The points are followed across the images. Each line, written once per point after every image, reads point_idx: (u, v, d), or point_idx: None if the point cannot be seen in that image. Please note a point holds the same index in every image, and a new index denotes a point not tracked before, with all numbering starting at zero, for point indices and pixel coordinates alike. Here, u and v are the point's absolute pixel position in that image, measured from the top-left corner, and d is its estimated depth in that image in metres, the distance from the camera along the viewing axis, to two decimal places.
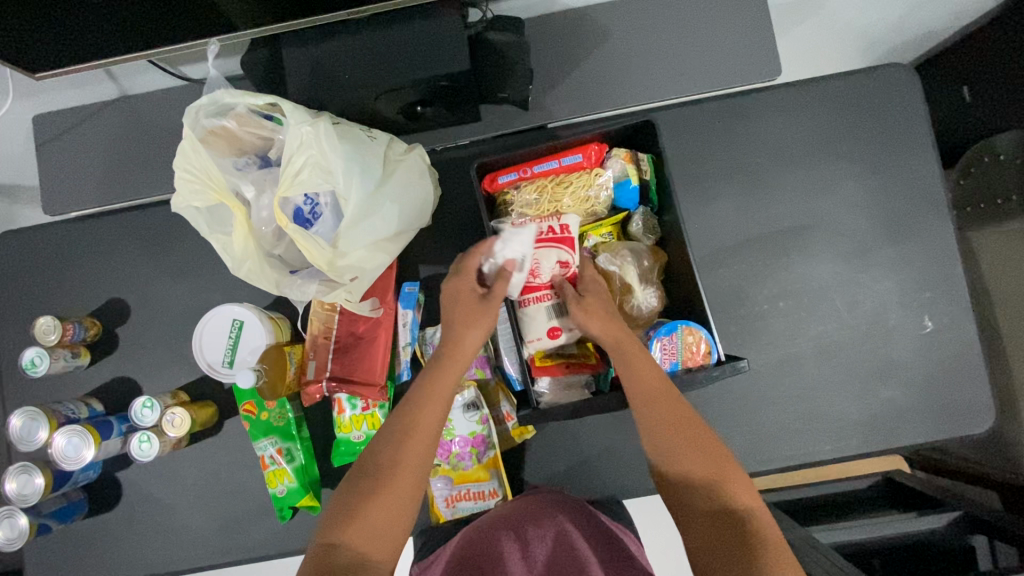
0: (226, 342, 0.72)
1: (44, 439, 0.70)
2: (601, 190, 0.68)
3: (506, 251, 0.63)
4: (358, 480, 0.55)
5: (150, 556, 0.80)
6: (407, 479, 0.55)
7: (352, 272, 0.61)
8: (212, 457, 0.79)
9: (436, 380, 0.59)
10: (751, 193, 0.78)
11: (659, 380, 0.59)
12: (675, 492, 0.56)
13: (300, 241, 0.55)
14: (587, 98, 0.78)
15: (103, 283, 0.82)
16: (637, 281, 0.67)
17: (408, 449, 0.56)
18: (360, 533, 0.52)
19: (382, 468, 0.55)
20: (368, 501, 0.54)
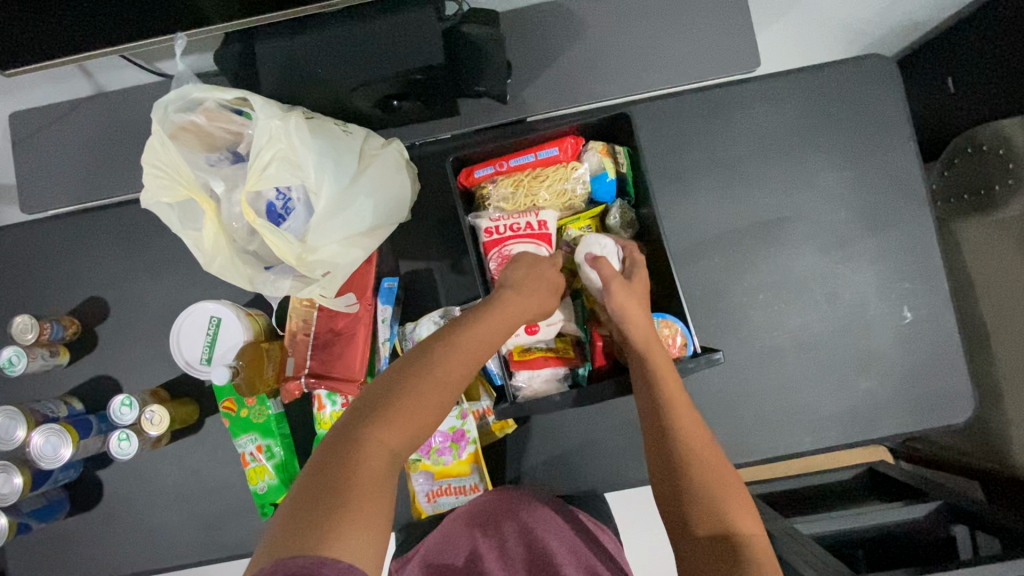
0: (203, 339, 0.72)
1: (24, 438, 0.69)
2: (577, 183, 0.68)
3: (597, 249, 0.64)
4: (399, 380, 0.54)
5: (132, 555, 0.80)
6: (448, 394, 0.54)
7: (323, 267, 0.60)
8: (193, 455, 0.79)
9: (496, 313, 0.58)
10: (730, 185, 0.78)
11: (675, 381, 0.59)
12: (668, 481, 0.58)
13: (267, 235, 0.55)
14: (566, 92, 0.78)
15: (82, 282, 0.81)
16: None
17: (456, 377, 0.55)
18: (393, 430, 0.50)
19: (428, 374, 0.54)
20: (407, 409, 0.52)
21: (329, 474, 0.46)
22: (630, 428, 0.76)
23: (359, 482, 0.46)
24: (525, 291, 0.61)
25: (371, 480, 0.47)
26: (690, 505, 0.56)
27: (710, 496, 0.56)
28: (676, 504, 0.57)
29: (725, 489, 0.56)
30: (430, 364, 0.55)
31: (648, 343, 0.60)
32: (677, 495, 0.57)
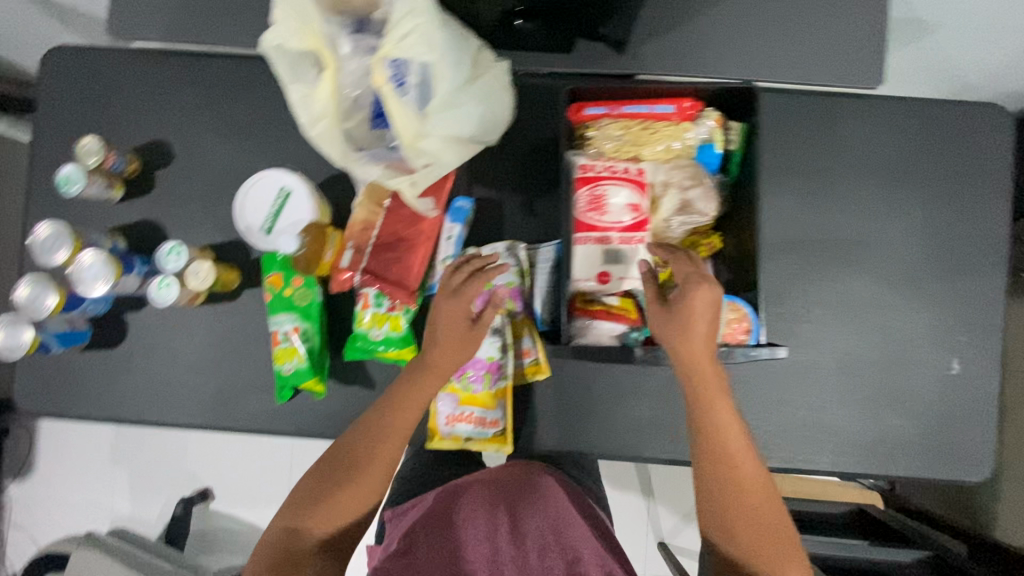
0: (268, 207, 0.70)
1: (63, 260, 0.69)
2: (684, 146, 0.65)
3: (619, 199, 0.62)
4: (327, 466, 0.67)
5: (141, 403, 0.79)
6: (379, 469, 0.67)
7: (426, 158, 0.60)
8: (224, 322, 0.79)
9: (418, 389, 0.68)
10: (819, 196, 0.77)
11: (735, 423, 0.61)
12: (734, 515, 0.60)
13: (389, 102, 0.57)
14: (684, 58, 0.76)
15: (153, 123, 0.79)
16: (671, 211, 0.64)
17: (380, 441, 0.67)
18: (321, 520, 0.65)
19: (352, 460, 0.66)
20: (330, 497, 0.65)
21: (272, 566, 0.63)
22: (659, 405, 0.76)
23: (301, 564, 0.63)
24: (443, 352, 0.67)
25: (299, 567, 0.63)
26: (746, 552, 0.60)
27: (756, 543, 0.60)
28: (749, 537, 0.60)
29: (772, 543, 0.59)
30: (366, 426, 0.67)
31: (703, 373, 0.60)
32: (739, 534, 0.60)
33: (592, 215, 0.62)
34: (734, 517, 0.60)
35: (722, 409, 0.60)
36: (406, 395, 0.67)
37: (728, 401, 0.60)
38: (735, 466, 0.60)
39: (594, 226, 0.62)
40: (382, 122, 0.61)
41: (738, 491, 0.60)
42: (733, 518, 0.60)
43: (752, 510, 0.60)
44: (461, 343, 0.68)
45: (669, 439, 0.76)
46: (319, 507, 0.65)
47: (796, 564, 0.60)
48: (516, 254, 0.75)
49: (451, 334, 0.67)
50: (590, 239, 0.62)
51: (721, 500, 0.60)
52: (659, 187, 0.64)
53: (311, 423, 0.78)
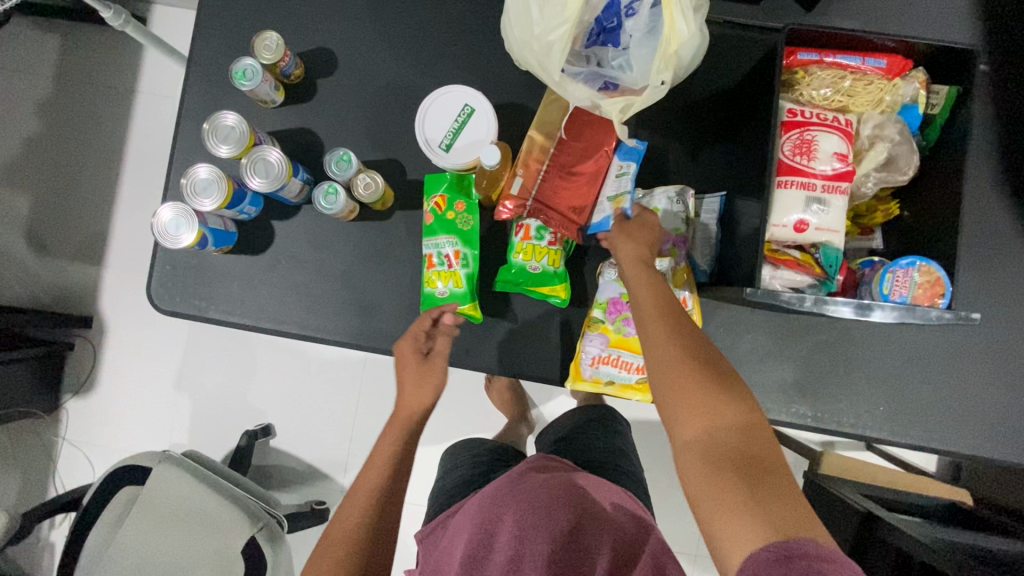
0: (451, 123, 0.69)
1: (232, 153, 0.68)
2: (892, 103, 0.64)
3: (826, 147, 0.62)
4: (321, 544, 0.64)
5: (277, 313, 0.78)
6: (355, 507, 0.66)
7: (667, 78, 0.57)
8: (372, 240, 0.77)
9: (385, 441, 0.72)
10: (996, 175, 0.74)
11: (659, 300, 0.61)
12: (702, 400, 0.54)
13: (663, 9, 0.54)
14: (874, 18, 0.74)
15: (318, 29, 0.77)
16: (872, 164, 0.64)
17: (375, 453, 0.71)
18: (316, 572, 0.61)
19: (339, 518, 0.65)
20: (322, 544, 0.64)
21: None
22: (799, 368, 0.77)
23: None
24: (409, 396, 0.73)
25: None
26: (745, 442, 0.52)
27: (704, 410, 0.54)
28: (722, 426, 0.53)
29: (745, 424, 0.53)
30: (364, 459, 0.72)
31: (637, 270, 0.64)
32: (703, 415, 0.54)
33: (800, 158, 0.62)
34: (681, 395, 0.55)
35: (645, 290, 0.62)
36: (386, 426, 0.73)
37: (659, 292, 0.62)
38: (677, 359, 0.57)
39: (800, 170, 0.62)
40: (605, 40, 0.60)
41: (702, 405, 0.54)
42: (700, 402, 0.54)
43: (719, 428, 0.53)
44: (430, 370, 0.73)
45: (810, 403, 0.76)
46: (318, 555, 0.63)
47: (734, 413, 0.53)
48: (686, 201, 0.73)
49: (415, 371, 0.73)
50: (794, 184, 0.62)
51: (678, 393, 0.56)
52: (864, 141, 0.64)
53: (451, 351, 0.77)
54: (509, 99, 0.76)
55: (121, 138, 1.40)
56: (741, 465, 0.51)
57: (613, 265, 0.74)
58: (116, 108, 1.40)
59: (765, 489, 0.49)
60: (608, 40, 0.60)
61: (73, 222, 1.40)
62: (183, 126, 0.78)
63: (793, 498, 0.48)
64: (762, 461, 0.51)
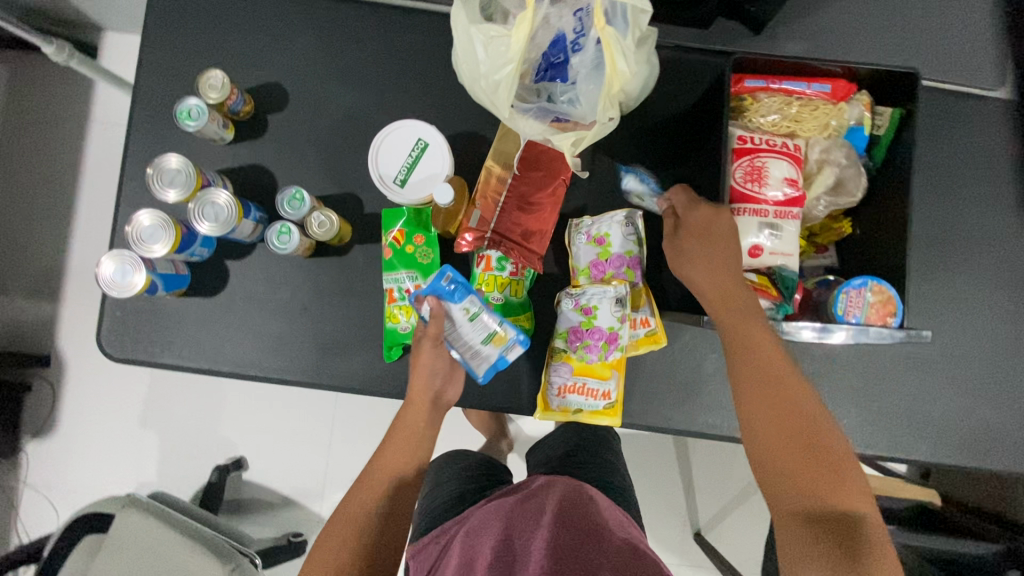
0: (405, 157, 0.68)
1: (178, 197, 0.66)
2: (838, 126, 0.65)
3: (777, 172, 0.63)
4: (327, 529, 0.65)
5: (237, 354, 0.76)
6: (365, 495, 0.66)
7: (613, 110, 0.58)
8: (331, 276, 0.76)
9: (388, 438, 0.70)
10: (944, 190, 0.77)
11: (775, 356, 0.60)
12: (813, 477, 0.56)
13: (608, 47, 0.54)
14: (820, 44, 0.75)
15: (269, 64, 0.76)
16: (820, 188, 0.65)
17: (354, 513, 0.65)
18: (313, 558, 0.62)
19: (351, 500, 0.66)
20: (325, 534, 0.64)
21: None
22: None
23: None
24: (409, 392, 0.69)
25: None
26: (846, 536, 0.52)
27: (818, 479, 0.55)
28: (805, 480, 0.56)
29: (833, 474, 0.56)
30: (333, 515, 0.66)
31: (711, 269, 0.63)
32: (787, 484, 0.56)
33: (751, 185, 0.62)
34: (808, 469, 0.56)
35: (750, 329, 0.60)
36: (368, 482, 0.67)
37: (767, 334, 0.60)
38: (785, 406, 0.59)
39: (751, 196, 0.63)
40: (553, 75, 0.59)
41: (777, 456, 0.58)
42: (812, 478, 0.56)
43: (776, 473, 0.57)
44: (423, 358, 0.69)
45: None
46: (318, 546, 0.64)
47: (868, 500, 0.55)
48: (636, 223, 0.74)
49: (421, 373, 0.69)
50: (746, 210, 0.63)
51: (812, 458, 0.56)
52: (812, 165, 0.65)
53: None
54: (466, 130, 0.76)
55: (77, 171, 1.35)
56: (848, 548, 0.51)
57: (572, 294, 0.73)
58: (71, 139, 1.35)
59: (862, 547, 0.52)
60: (556, 75, 0.59)
61: (26, 257, 1.35)
62: (132, 167, 0.75)
63: (882, 555, 0.51)
64: (868, 536, 0.53)
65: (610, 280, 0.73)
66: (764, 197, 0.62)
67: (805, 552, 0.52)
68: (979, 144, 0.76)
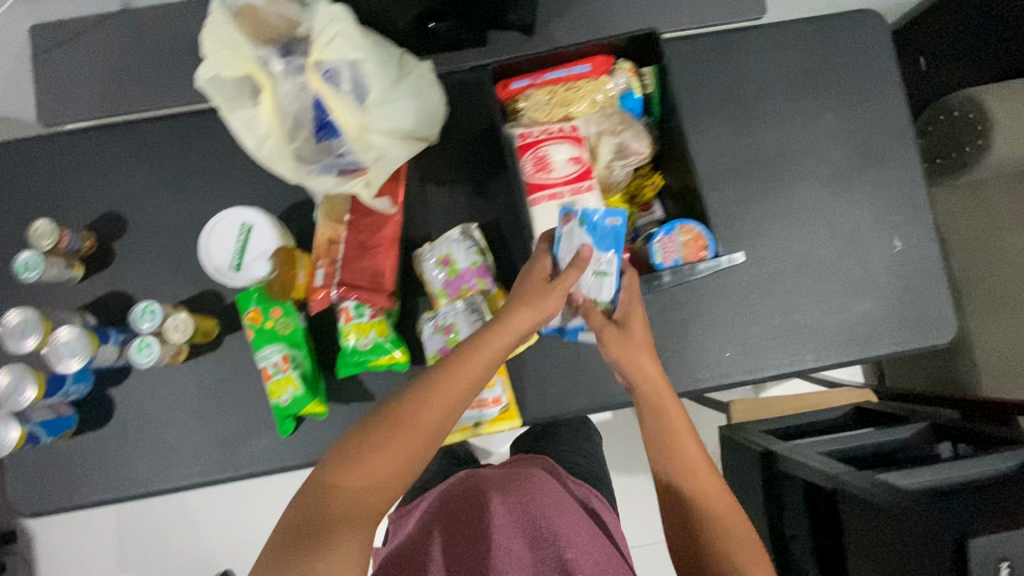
0: (234, 244, 0.72)
1: (35, 346, 0.69)
2: (608, 97, 0.70)
3: (560, 156, 0.68)
4: (366, 431, 0.59)
5: (145, 474, 0.78)
6: (415, 433, 0.59)
7: (378, 150, 0.62)
8: (213, 372, 0.79)
9: (453, 368, 0.61)
10: (742, 120, 0.82)
11: (687, 432, 0.69)
12: (732, 520, 0.65)
13: (337, 100, 0.58)
14: (589, 29, 0.82)
15: (100, 196, 0.80)
16: (607, 157, 0.70)
17: (399, 449, 0.58)
18: (351, 476, 0.56)
19: (404, 415, 0.59)
20: (365, 452, 0.57)
21: (306, 519, 0.54)
22: (647, 344, 0.80)
23: (333, 529, 0.54)
24: (509, 317, 0.63)
25: (342, 524, 0.55)
26: (754, 552, 0.63)
27: (737, 535, 0.64)
28: (716, 512, 0.66)
29: (741, 526, 0.65)
30: (369, 439, 0.58)
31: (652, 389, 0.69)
32: (706, 511, 0.66)
33: (540, 174, 0.67)
34: (731, 520, 0.65)
35: (668, 408, 0.69)
36: (425, 412, 0.60)
37: (683, 417, 0.70)
38: (694, 468, 0.68)
39: (544, 185, 0.68)
40: (325, 135, 0.62)
41: (676, 449, 0.69)
42: (729, 516, 0.65)
43: (666, 436, 0.69)
44: (533, 297, 0.64)
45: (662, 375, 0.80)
46: (347, 457, 0.57)
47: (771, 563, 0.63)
48: (472, 235, 0.78)
49: (525, 306, 0.64)
50: (543, 197, 0.68)
51: (725, 515, 0.66)
52: (594, 139, 0.70)
53: (320, 448, 0.79)
54: (296, 201, 0.80)
55: None
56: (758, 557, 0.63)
57: (430, 318, 0.76)
58: None
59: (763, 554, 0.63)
60: (326, 134, 0.62)
61: None
62: None
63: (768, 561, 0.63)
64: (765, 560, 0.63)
65: (464, 294, 0.76)
66: (557, 181, 0.68)
67: (729, 534, 0.64)
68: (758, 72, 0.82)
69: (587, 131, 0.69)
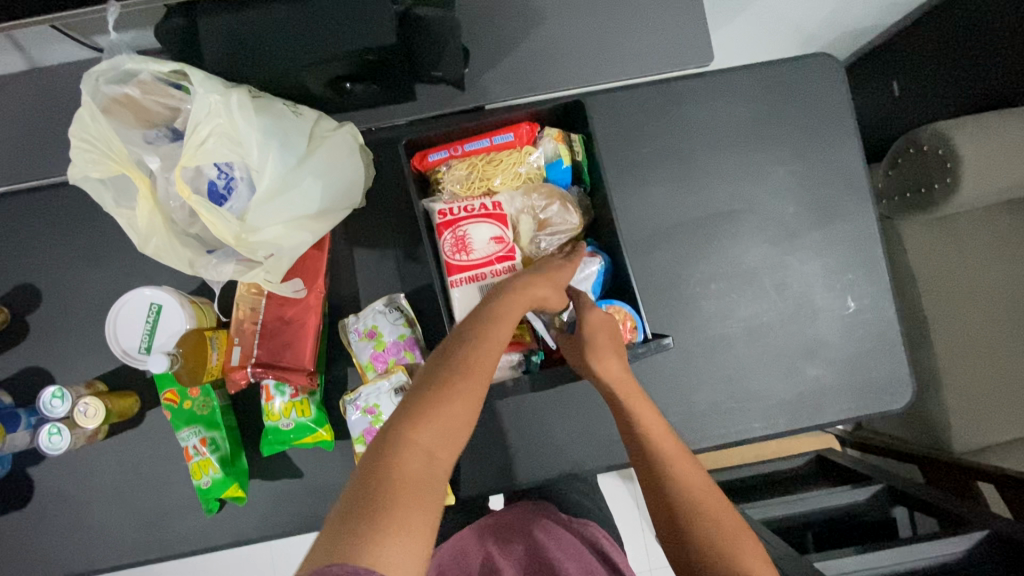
0: (143, 327, 0.69)
1: None
2: (532, 168, 0.68)
3: (480, 236, 0.65)
4: (423, 386, 0.51)
5: (67, 555, 0.76)
6: (476, 390, 0.51)
7: (265, 249, 0.58)
8: (133, 450, 0.76)
9: (507, 321, 0.54)
10: (686, 176, 0.78)
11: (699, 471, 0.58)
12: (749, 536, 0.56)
13: (203, 213, 0.53)
14: (522, 81, 0.77)
15: (13, 267, 0.76)
16: (532, 234, 0.67)
17: (469, 397, 0.50)
18: (428, 433, 0.48)
19: (471, 365, 0.52)
20: (440, 406, 0.49)
21: (370, 482, 0.45)
22: (587, 417, 0.75)
23: (405, 494, 0.45)
24: (552, 282, 0.59)
25: (416, 487, 0.45)
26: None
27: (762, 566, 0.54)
28: (739, 537, 0.55)
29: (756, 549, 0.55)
30: (439, 391, 0.50)
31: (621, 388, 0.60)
32: (718, 538, 0.55)
33: (458, 256, 0.64)
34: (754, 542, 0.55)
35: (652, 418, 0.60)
36: (483, 356, 0.52)
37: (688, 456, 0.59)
38: (703, 495, 0.56)
39: (462, 266, 0.64)
40: None
41: (710, 498, 0.57)
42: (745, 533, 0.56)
43: (700, 493, 0.56)
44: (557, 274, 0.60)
45: (603, 449, 0.75)
46: (430, 413, 0.49)
47: None
48: (398, 306, 0.74)
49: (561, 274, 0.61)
50: (462, 279, 0.64)
51: (744, 532, 0.56)
52: (517, 216, 0.67)
53: (246, 529, 0.75)
54: None
55: None
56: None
57: (351, 399, 0.71)
58: None
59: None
60: None
61: None
62: None
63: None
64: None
65: (390, 369, 0.72)
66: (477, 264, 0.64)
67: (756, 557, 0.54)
68: (703, 125, 0.78)
69: (512, 208, 0.67)
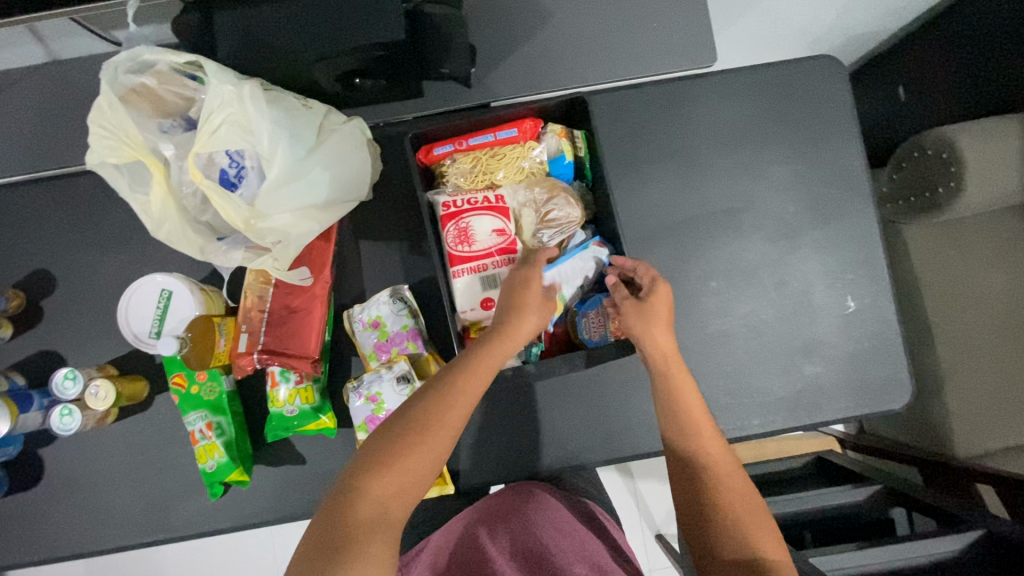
0: (154, 311, 0.72)
1: None
2: (535, 163, 0.69)
3: (483, 228, 0.66)
4: (379, 440, 0.55)
5: (75, 535, 0.77)
6: (432, 439, 0.55)
7: (273, 235, 0.60)
8: (142, 433, 0.78)
9: (465, 369, 0.57)
10: (688, 174, 0.79)
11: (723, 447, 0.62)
12: (757, 523, 0.58)
13: (214, 198, 0.55)
14: (528, 78, 0.79)
15: (30, 253, 0.79)
16: (534, 228, 0.69)
17: (427, 450, 0.54)
18: (382, 484, 0.52)
19: (426, 417, 0.55)
20: (392, 459, 0.53)
21: (329, 526, 0.49)
22: (586, 410, 0.76)
23: (362, 539, 0.48)
24: (520, 319, 0.61)
25: (371, 533, 0.49)
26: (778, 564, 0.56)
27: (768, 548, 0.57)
28: (751, 518, 0.58)
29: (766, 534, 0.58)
30: (395, 444, 0.53)
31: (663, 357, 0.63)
32: (731, 513, 0.58)
33: (461, 247, 0.66)
34: (764, 530, 0.57)
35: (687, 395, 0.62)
36: (448, 408, 0.56)
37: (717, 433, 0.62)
38: (721, 468, 0.60)
39: (465, 257, 0.66)
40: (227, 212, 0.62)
41: (726, 474, 0.60)
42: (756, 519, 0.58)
43: (722, 467, 0.60)
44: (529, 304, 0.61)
45: (601, 442, 0.76)
46: (386, 465, 0.53)
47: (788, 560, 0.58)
48: (402, 297, 0.75)
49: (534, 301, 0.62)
50: (464, 270, 0.66)
51: (755, 515, 0.58)
52: (519, 209, 0.69)
53: (250, 513, 0.77)
54: None
55: None
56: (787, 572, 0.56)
57: (354, 386, 0.72)
58: None
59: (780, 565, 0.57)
60: None
61: None
62: None
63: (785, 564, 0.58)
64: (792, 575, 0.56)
65: (393, 359, 0.73)
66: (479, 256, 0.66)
67: (765, 543, 0.57)
68: (706, 124, 0.79)
69: (513, 202, 0.69)
